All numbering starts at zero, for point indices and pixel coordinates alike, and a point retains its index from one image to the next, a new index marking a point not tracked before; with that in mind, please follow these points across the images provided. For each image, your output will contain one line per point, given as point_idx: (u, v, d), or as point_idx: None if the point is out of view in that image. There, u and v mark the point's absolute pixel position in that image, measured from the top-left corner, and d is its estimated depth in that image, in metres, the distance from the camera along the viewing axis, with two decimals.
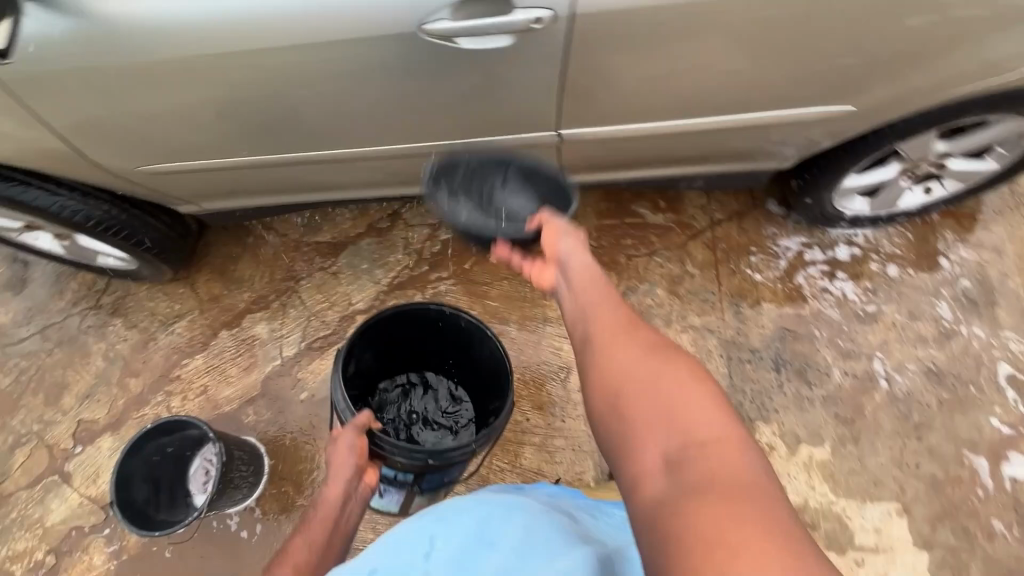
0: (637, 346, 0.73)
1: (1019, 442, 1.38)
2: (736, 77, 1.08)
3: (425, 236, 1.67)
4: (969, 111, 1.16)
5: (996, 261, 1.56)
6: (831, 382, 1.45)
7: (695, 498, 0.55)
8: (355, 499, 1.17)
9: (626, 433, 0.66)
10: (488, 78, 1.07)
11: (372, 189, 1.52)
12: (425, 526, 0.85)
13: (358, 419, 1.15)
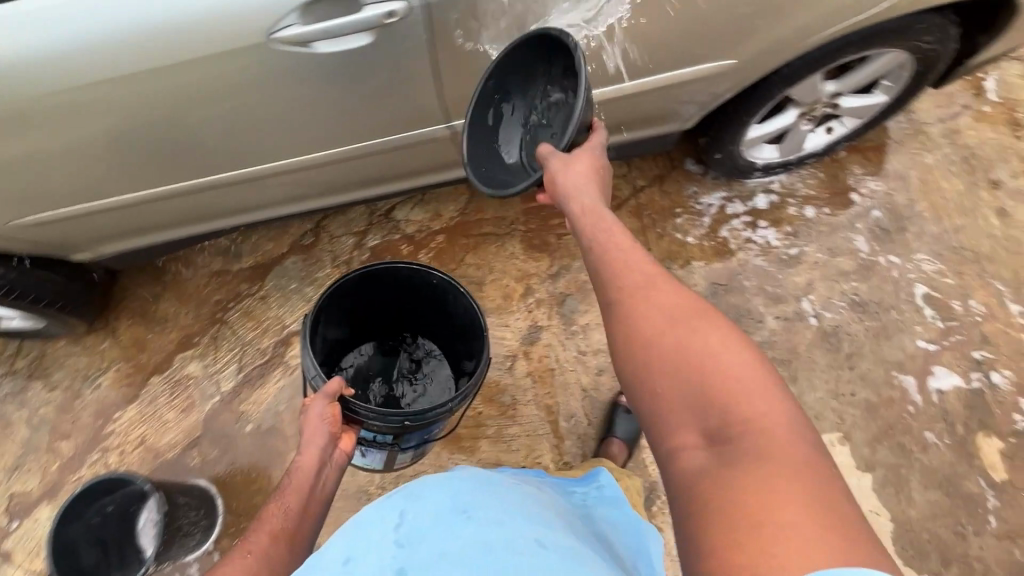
0: (664, 312, 0.71)
1: (941, 356, 1.46)
2: (618, 45, 1.08)
3: (352, 245, 1.63)
4: (848, 51, 1.20)
5: (901, 189, 1.63)
6: (765, 328, 1.50)
7: (735, 475, 0.57)
8: (332, 467, 1.01)
9: (661, 397, 0.67)
10: (371, 77, 1.04)
11: (287, 205, 1.46)
12: (396, 501, 0.79)
13: (328, 386, 1.04)
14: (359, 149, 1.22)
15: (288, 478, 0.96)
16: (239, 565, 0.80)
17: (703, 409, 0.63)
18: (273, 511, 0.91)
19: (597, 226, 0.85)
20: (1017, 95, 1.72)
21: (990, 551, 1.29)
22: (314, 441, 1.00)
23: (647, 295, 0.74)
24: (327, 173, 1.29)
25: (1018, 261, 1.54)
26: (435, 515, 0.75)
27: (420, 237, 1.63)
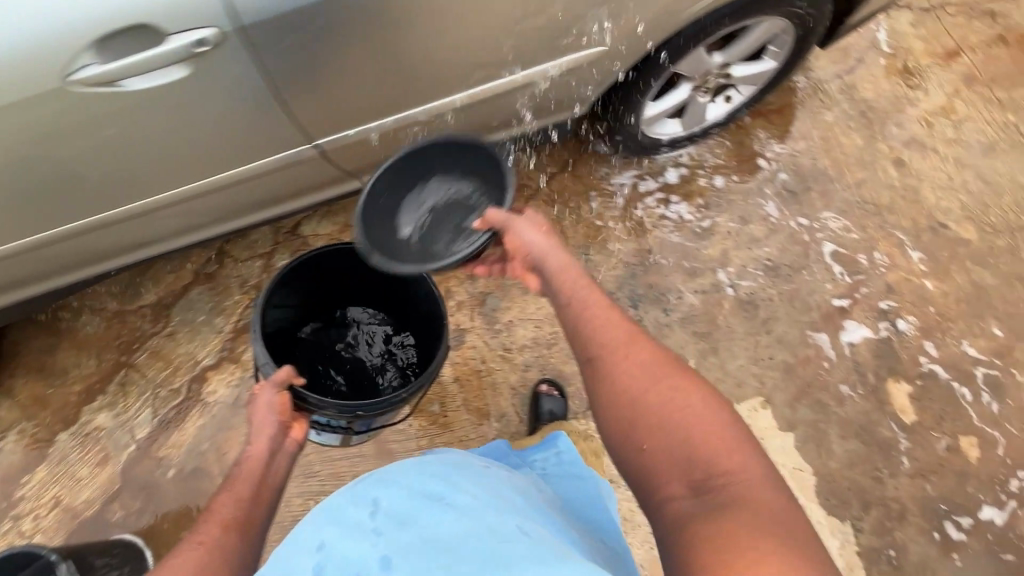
0: (644, 370, 0.77)
1: (852, 311, 1.51)
2: (481, 44, 1.04)
3: (260, 268, 1.56)
4: (721, 22, 1.20)
5: (805, 149, 1.66)
6: (685, 303, 1.52)
7: (721, 519, 0.64)
8: (281, 457, 0.94)
9: (647, 446, 0.72)
10: (221, 98, 0.96)
11: (188, 238, 1.37)
12: (367, 489, 0.82)
13: (277, 375, 1.00)
14: (233, 176, 1.15)
15: (236, 467, 0.89)
16: (191, 557, 0.73)
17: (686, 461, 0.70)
18: (225, 500, 0.84)
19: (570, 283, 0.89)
20: (907, 44, 1.76)
21: (904, 491, 1.37)
22: (264, 429, 0.94)
23: (627, 349, 0.79)
24: (210, 201, 1.21)
25: (916, 209, 1.59)
26: (408, 500, 0.78)
27: None
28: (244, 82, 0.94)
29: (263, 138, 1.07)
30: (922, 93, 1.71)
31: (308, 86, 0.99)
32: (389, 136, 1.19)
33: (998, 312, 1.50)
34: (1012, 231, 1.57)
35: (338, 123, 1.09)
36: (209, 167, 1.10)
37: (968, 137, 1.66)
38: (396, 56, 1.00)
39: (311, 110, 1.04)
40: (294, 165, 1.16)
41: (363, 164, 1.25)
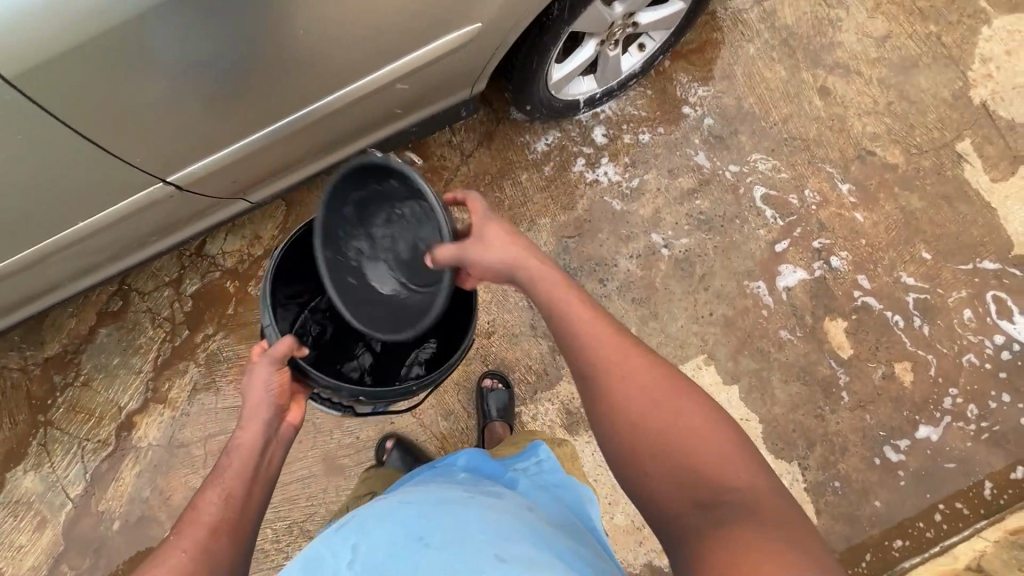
0: (645, 389, 0.69)
1: (786, 255, 1.49)
2: (342, 41, 0.93)
3: (170, 297, 1.44)
4: None
5: (729, 88, 1.57)
6: (620, 271, 1.48)
7: (727, 527, 0.56)
8: (278, 444, 0.81)
9: (653, 469, 0.65)
10: (105, 84, 0.82)
11: (89, 279, 1.24)
12: (344, 535, 0.69)
13: (275, 349, 0.81)
14: (117, 211, 1.04)
15: (225, 457, 0.76)
16: (170, 567, 0.64)
17: (689, 478, 0.63)
18: (209, 496, 0.71)
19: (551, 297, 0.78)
20: None
21: (845, 423, 1.43)
22: (257, 415, 0.78)
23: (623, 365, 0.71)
24: (99, 237, 1.10)
25: (844, 139, 1.56)
26: (384, 549, 0.65)
27: (243, 269, 1.46)
28: (130, 61, 0.81)
29: (169, 128, 0.93)
30: (843, 11, 1.62)
31: (200, 59, 0.84)
32: (275, 146, 1.09)
33: (927, 236, 1.51)
34: (937, 149, 1.56)
35: (212, 143, 1.00)
36: (113, 184, 0.98)
37: (891, 55, 1.60)
38: (259, 45, 0.87)
39: (173, 134, 0.94)
40: (181, 195, 1.08)
41: (257, 177, 1.16)
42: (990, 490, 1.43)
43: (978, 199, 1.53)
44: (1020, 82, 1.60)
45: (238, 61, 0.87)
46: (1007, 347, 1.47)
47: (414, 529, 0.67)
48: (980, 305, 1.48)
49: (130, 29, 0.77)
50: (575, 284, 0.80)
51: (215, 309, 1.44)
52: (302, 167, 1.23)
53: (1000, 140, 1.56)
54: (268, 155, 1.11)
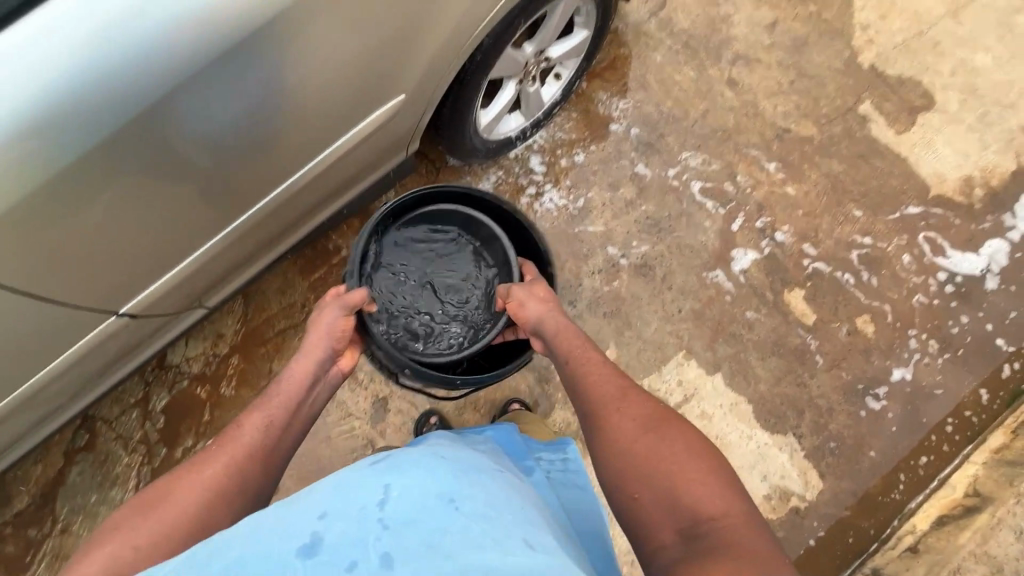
0: (634, 422, 0.84)
1: (734, 239, 1.57)
2: (289, 133, 0.95)
3: (140, 417, 1.38)
4: (516, 26, 1.13)
5: (647, 97, 1.65)
6: (586, 289, 1.51)
7: (705, 553, 0.66)
8: (322, 385, 0.94)
9: (642, 504, 0.76)
10: (79, 207, 0.79)
11: (57, 417, 1.18)
12: (372, 477, 0.67)
13: (351, 297, 1.00)
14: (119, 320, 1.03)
15: (277, 385, 0.88)
16: (209, 474, 0.74)
17: (675, 510, 0.73)
18: (256, 419, 0.82)
19: (568, 342, 1.02)
20: None
21: (826, 385, 1.49)
22: (314, 353, 0.93)
23: (619, 401, 0.88)
24: (91, 360, 1.08)
25: (760, 122, 1.66)
26: (421, 491, 0.64)
27: (212, 372, 1.41)
28: (107, 178, 0.78)
29: (148, 233, 0.92)
30: (732, 7, 1.75)
31: (174, 158, 0.84)
32: (227, 247, 1.09)
33: (854, 195, 1.62)
34: (844, 115, 1.68)
35: (194, 238, 1.01)
36: (102, 301, 0.97)
37: (783, 38, 1.73)
38: (214, 147, 0.87)
39: (162, 233, 0.94)
40: (139, 319, 1.07)
41: (212, 280, 1.15)
42: (986, 395, 1.53)
43: (890, 152, 1.65)
44: (898, 41, 1.75)
45: (207, 159, 0.88)
46: (949, 281, 1.58)
47: (446, 483, 0.66)
48: (915, 248, 1.59)
49: (104, 147, 0.75)
50: (583, 336, 1.03)
51: (190, 419, 1.39)
52: (260, 256, 1.23)
53: (895, 96, 1.70)
54: (222, 258, 1.11)
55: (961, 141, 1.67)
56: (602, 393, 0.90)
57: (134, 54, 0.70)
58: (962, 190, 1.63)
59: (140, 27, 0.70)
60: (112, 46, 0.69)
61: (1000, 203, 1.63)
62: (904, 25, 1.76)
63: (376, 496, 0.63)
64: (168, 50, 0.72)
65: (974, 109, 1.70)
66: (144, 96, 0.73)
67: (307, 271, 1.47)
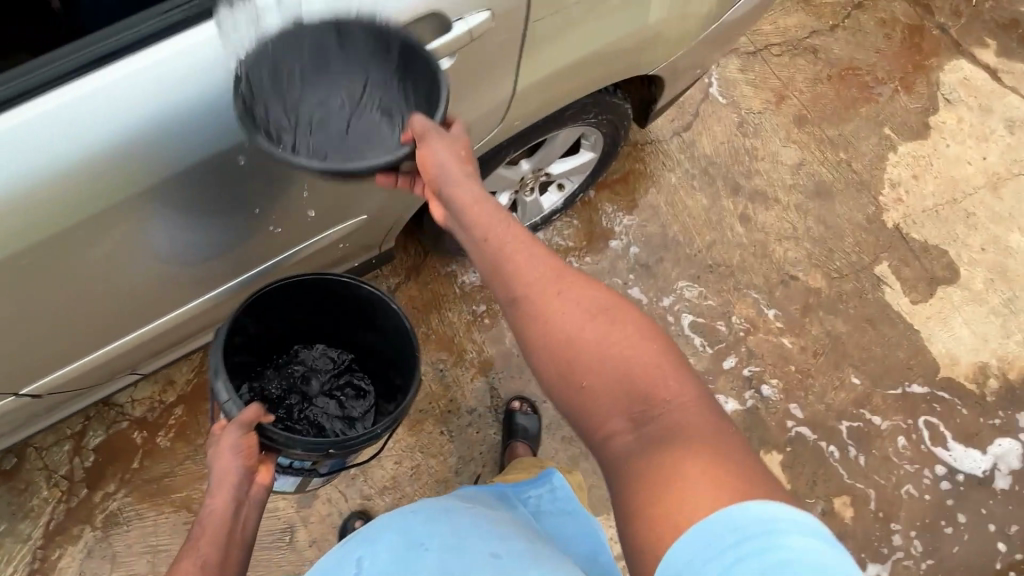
0: (572, 299, 0.63)
1: (717, 384, 1.47)
2: (273, 225, 0.95)
3: (71, 451, 1.35)
4: (509, 150, 1.11)
5: (654, 216, 1.61)
6: (550, 408, 1.44)
7: (662, 456, 0.53)
8: (251, 502, 0.83)
9: (583, 399, 0.59)
10: (99, 244, 0.77)
11: None
12: (353, 547, 0.81)
13: (242, 415, 0.85)
14: (72, 368, 1.00)
15: (196, 527, 0.77)
16: None
17: (623, 396, 0.57)
18: (187, 567, 0.73)
19: (481, 210, 0.70)
20: (738, 89, 1.77)
21: None
22: (226, 477, 0.81)
23: (557, 286, 0.63)
24: (40, 399, 1.05)
25: (767, 264, 1.58)
26: (388, 556, 0.77)
27: (153, 418, 1.38)
28: (95, 239, 0.76)
29: (127, 293, 0.90)
30: (759, 140, 1.71)
31: (166, 231, 0.82)
32: (198, 315, 1.07)
33: (855, 361, 1.51)
34: (858, 272, 1.59)
35: (170, 304, 0.99)
36: (63, 349, 0.94)
37: (806, 181, 1.67)
38: (235, 212, 0.86)
39: (141, 295, 0.93)
40: (82, 375, 1.04)
41: (174, 342, 1.14)
42: None
43: (902, 321, 1.55)
44: (928, 205, 1.67)
45: (200, 232, 0.86)
46: (947, 477, 1.44)
47: (410, 538, 0.79)
48: (913, 431, 1.46)
49: (94, 215, 0.72)
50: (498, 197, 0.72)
51: (119, 464, 1.35)
52: None
53: (917, 262, 1.61)
54: (188, 324, 1.09)
55: (981, 324, 1.56)
56: (533, 282, 0.64)
57: (203, 114, 0.70)
58: (974, 377, 1.51)
59: (216, 89, 0.70)
60: (193, 96, 0.69)
61: (1015, 399, 1.50)
62: (937, 189, 1.69)
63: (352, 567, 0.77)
64: (238, 113, 0.72)
65: (1001, 291, 1.59)
66: (202, 155, 0.73)
67: None
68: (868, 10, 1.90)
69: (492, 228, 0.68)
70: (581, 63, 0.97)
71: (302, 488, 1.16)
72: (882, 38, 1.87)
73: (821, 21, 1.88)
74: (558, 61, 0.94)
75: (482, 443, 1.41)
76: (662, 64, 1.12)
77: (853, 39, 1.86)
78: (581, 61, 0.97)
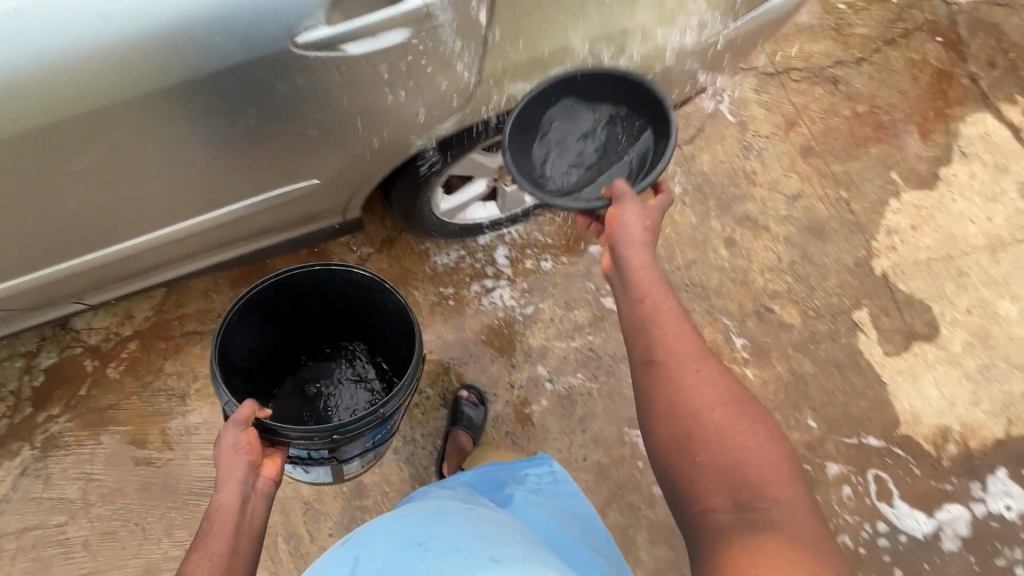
0: (711, 386, 0.72)
1: None
2: (224, 167, 0.96)
3: (21, 369, 1.36)
4: (482, 134, 1.10)
5: None
6: (499, 401, 1.43)
7: (758, 538, 0.59)
8: (257, 497, 0.86)
9: (694, 463, 0.67)
10: (49, 168, 0.85)
11: None
12: (351, 550, 0.80)
13: (239, 413, 0.88)
14: (29, 277, 1.06)
15: (206, 524, 0.80)
16: None
17: (735, 476, 0.64)
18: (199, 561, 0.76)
19: (643, 277, 0.82)
20: (749, 109, 1.72)
21: None
22: (232, 474, 0.85)
23: (698, 367, 0.73)
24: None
25: (744, 292, 1.55)
26: (390, 554, 0.76)
27: (106, 348, 1.39)
28: (46, 153, 0.82)
29: (82, 211, 0.96)
30: (760, 165, 1.67)
31: (115, 154, 0.87)
32: (158, 248, 1.11)
33: (815, 403, 1.49)
34: (835, 315, 1.55)
35: (122, 229, 1.03)
36: (20, 258, 1.01)
37: (800, 215, 1.63)
38: (186, 151, 0.90)
39: (93, 214, 0.97)
40: (37, 287, 1.10)
41: (130, 272, 1.17)
42: None
43: (870, 371, 1.52)
44: (921, 257, 1.62)
45: (150, 160, 0.90)
46: (887, 534, 1.42)
47: (415, 536, 0.78)
48: (860, 484, 1.44)
49: (44, 128, 0.78)
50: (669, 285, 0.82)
51: (66, 389, 1.36)
52: (190, 263, 1.23)
53: (898, 314, 1.57)
54: (148, 256, 1.13)
55: (951, 387, 1.52)
56: (679, 350, 0.75)
57: (131, 48, 0.73)
58: (933, 439, 1.48)
59: (142, 21, 0.72)
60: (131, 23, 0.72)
61: (971, 468, 1.47)
62: (933, 243, 1.64)
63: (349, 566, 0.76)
64: (171, 45, 0.74)
65: (978, 357, 1.55)
66: (142, 82, 0.77)
67: (236, 282, 1.45)
68: (899, 47, 1.84)
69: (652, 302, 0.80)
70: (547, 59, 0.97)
71: (338, 480, 1.20)
72: (909, 79, 1.80)
73: (849, 52, 1.81)
74: (520, 55, 0.94)
75: (426, 425, 1.41)
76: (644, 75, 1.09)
77: (878, 75, 1.80)
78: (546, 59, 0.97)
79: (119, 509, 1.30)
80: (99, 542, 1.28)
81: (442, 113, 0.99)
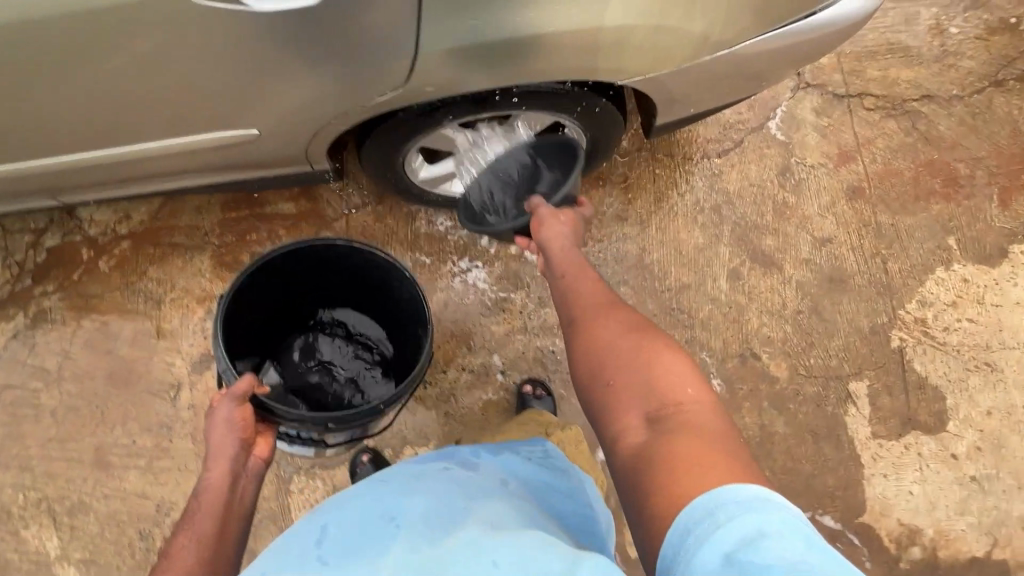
0: (621, 323, 0.81)
1: None
2: (187, 93, 0.96)
3: (28, 243, 1.48)
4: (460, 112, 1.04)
5: (638, 235, 1.46)
6: (447, 380, 1.41)
7: (669, 441, 0.63)
8: (246, 476, 0.91)
9: (609, 396, 0.73)
10: (22, 66, 0.88)
11: None
12: (318, 519, 0.74)
13: (235, 386, 0.89)
14: (24, 166, 1.14)
15: (196, 501, 0.85)
16: None
17: (645, 394, 0.70)
18: (184, 543, 0.80)
19: (564, 257, 0.94)
20: (801, 131, 1.52)
21: None
22: (223, 453, 0.89)
23: (605, 308, 0.85)
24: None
25: (733, 330, 1.43)
26: (357, 523, 0.70)
27: (102, 241, 1.47)
28: (19, 51, 0.85)
29: (62, 112, 1.00)
30: (795, 197, 1.49)
31: (84, 64, 0.89)
32: (134, 161, 1.15)
33: (776, 465, 1.38)
34: (829, 379, 1.41)
35: (98, 136, 1.07)
36: (9, 144, 1.07)
37: (823, 261, 1.46)
38: (142, 74, 0.91)
39: (70, 117, 1.01)
40: (29, 175, 1.17)
41: (115, 178, 1.22)
42: None
43: (848, 448, 1.38)
44: (951, 340, 1.42)
45: (118, 75, 0.91)
46: None
47: (390, 506, 0.72)
48: None
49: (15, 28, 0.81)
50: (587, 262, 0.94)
51: (62, 269, 1.46)
52: (172, 181, 1.26)
53: (902, 395, 1.40)
54: (128, 167, 1.18)
55: (938, 488, 1.36)
56: (590, 296, 0.88)
57: None
58: (898, 537, 1.34)
59: None
60: None
61: None
62: (972, 327, 1.43)
63: (315, 540, 0.69)
64: None
65: (982, 464, 1.37)
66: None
67: (227, 205, 1.48)
68: (1009, 92, 1.55)
69: (581, 275, 0.92)
70: (525, 43, 0.87)
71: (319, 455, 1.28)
72: (1008, 132, 1.52)
73: (944, 86, 1.55)
74: (493, 32, 0.86)
75: None
76: (635, 79, 0.99)
77: (971, 121, 1.53)
78: (526, 41, 0.87)
79: (85, 390, 1.41)
80: (64, 415, 1.40)
81: (405, 78, 0.93)
